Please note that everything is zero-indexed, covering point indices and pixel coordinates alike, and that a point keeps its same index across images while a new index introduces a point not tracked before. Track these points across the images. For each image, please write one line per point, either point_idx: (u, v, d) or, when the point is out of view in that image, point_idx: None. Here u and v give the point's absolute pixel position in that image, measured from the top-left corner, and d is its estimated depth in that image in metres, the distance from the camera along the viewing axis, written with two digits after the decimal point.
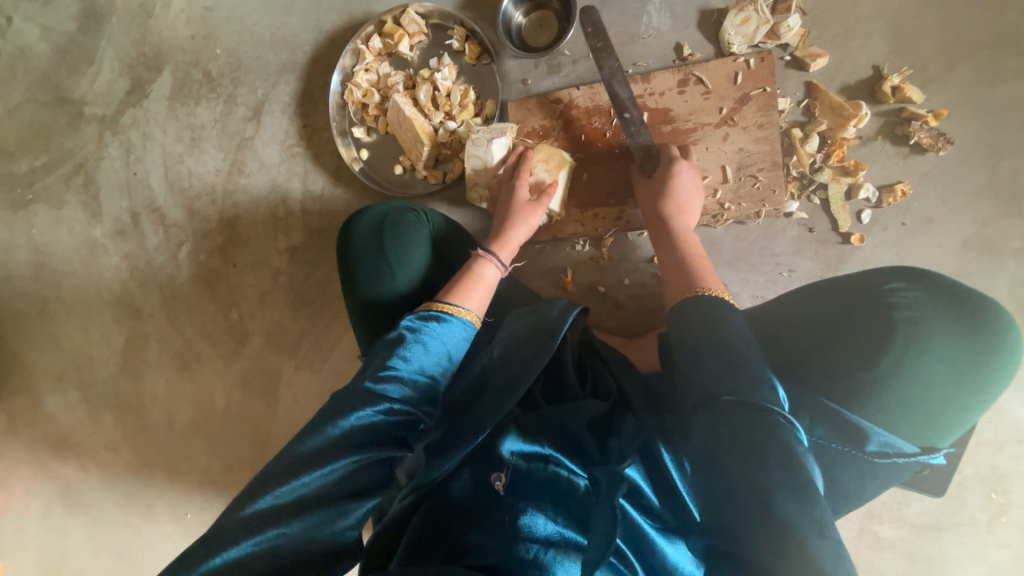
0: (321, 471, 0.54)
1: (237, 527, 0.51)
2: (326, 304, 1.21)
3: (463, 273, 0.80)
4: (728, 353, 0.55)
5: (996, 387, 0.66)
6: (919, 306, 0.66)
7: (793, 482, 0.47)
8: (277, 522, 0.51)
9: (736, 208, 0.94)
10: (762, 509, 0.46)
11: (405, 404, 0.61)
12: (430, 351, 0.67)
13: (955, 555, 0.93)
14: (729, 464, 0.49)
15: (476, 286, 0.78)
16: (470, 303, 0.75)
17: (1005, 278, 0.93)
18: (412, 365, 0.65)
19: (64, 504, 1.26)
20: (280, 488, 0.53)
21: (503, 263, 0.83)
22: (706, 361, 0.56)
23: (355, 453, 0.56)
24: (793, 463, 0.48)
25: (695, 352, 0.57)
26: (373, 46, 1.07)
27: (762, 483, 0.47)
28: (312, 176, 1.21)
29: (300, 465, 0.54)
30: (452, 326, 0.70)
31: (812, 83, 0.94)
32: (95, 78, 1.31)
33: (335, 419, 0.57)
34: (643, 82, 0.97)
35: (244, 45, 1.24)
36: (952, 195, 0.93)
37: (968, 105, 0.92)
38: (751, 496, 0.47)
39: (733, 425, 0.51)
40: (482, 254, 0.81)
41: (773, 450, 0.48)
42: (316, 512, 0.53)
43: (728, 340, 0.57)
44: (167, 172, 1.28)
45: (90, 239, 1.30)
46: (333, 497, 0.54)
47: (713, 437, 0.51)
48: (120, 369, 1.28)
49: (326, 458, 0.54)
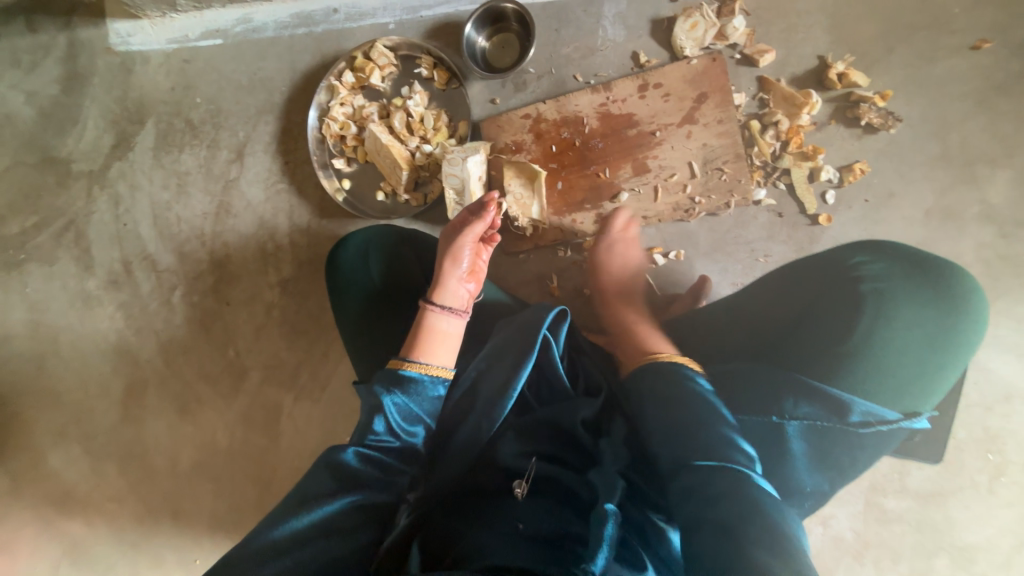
0: (318, 509, 0.56)
1: (238, 563, 0.52)
2: (320, 332, 1.22)
3: (416, 329, 0.77)
4: (690, 418, 0.60)
5: (968, 348, 0.68)
6: (883, 276, 0.68)
7: (766, 526, 0.51)
8: (275, 559, 0.52)
9: (705, 201, 0.98)
10: (740, 529, 0.50)
11: (387, 459, 0.64)
12: (400, 414, 0.66)
13: (962, 520, 0.94)
14: (702, 533, 0.52)
15: (431, 339, 0.76)
16: (432, 358, 0.73)
17: (971, 242, 0.96)
18: (386, 424, 0.65)
19: (71, 561, 1.25)
20: (280, 526, 0.55)
21: (454, 308, 0.80)
22: (674, 432, 0.60)
23: (348, 492, 0.59)
24: (759, 519, 0.51)
25: (660, 421, 0.62)
26: (346, 81, 1.12)
27: (733, 502, 0.52)
28: (297, 210, 1.24)
29: (301, 504, 0.57)
30: (419, 385, 0.69)
31: (763, 77, 0.99)
32: (80, 136, 1.35)
33: (330, 459, 0.61)
34: (605, 91, 1.02)
35: (223, 92, 1.29)
36: (909, 168, 0.97)
37: (912, 83, 0.97)
38: (732, 516, 0.51)
39: (703, 489, 0.54)
40: (427, 304, 0.78)
41: (742, 509, 0.52)
42: (315, 546, 0.54)
43: (683, 403, 0.62)
44: (156, 220, 1.31)
45: (84, 292, 1.32)
46: (331, 530, 0.56)
47: (688, 506, 0.55)
48: (121, 419, 1.28)
49: (323, 497, 0.57)
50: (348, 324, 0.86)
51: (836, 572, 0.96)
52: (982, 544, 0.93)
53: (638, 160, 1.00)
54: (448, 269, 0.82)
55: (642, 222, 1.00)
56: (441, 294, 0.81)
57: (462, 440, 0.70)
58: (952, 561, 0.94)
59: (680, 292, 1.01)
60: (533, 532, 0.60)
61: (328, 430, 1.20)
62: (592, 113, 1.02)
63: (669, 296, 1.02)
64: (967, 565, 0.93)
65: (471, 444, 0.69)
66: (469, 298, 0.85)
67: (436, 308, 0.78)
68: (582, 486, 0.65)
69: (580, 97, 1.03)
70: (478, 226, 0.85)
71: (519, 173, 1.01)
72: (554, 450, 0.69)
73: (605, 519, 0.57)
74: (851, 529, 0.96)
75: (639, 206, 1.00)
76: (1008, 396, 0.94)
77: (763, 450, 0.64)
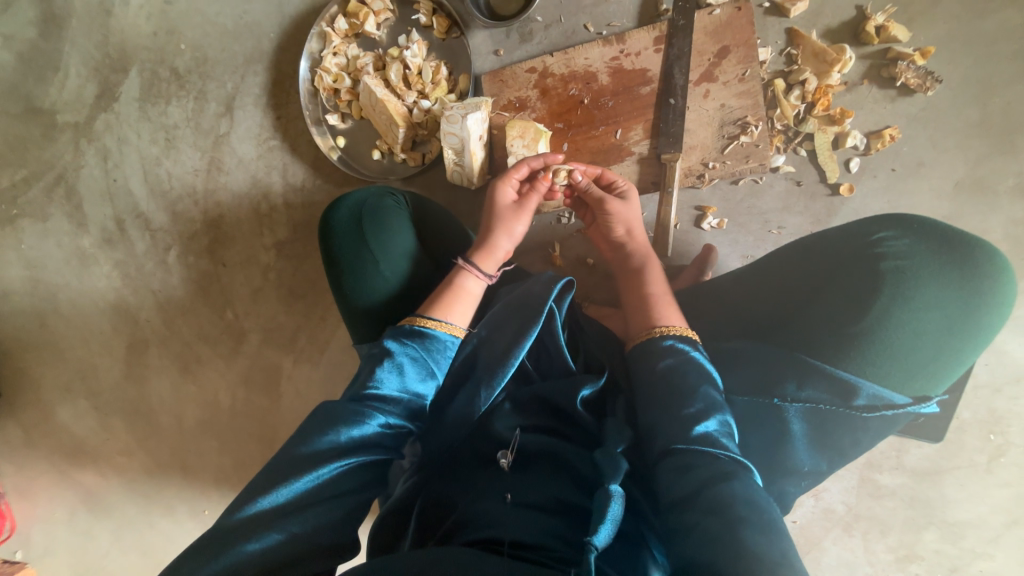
0: (308, 477, 0.55)
1: (227, 536, 0.51)
2: (318, 296, 1.21)
3: (444, 286, 0.76)
4: (686, 391, 0.60)
5: (987, 333, 0.65)
6: (907, 254, 0.64)
7: (755, 519, 0.50)
8: (265, 529, 0.52)
9: (720, 166, 0.92)
10: (713, 517, 0.50)
11: (393, 419, 0.62)
12: (410, 368, 0.66)
13: (955, 497, 0.94)
14: (695, 509, 0.52)
15: (460, 299, 0.75)
16: (454, 317, 0.72)
17: (1000, 217, 0.90)
18: (393, 381, 0.64)
19: (86, 510, 1.30)
20: (269, 494, 0.54)
21: (491, 274, 0.79)
22: (665, 406, 0.60)
23: (344, 459, 0.57)
24: (752, 502, 0.51)
25: (650, 393, 0.62)
26: (339, 28, 1.04)
27: (716, 488, 0.52)
28: (291, 169, 1.19)
29: (290, 470, 0.55)
30: (432, 339, 0.68)
31: (793, 30, 0.91)
32: (63, 85, 1.28)
33: (326, 428, 0.58)
34: (618, 43, 0.94)
35: (209, 38, 1.21)
36: (942, 136, 0.90)
37: (957, 39, 0.89)
38: (704, 499, 0.52)
39: (698, 467, 0.55)
40: (464, 265, 0.77)
41: (735, 492, 0.52)
42: (305, 514, 0.53)
43: (690, 375, 0.62)
44: (146, 176, 1.26)
45: (79, 250, 1.30)
46: (323, 498, 0.55)
47: (680, 481, 0.55)
48: (124, 376, 1.29)
49: (316, 463, 0.56)
50: (341, 290, 0.83)
51: (824, 541, 0.98)
52: (973, 521, 0.94)
53: (650, 121, 0.93)
54: (496, 235, 0.81)
55: (651, 189, 0.94)
56: (483, 260, 0.79)
57: (456, 411, 0.68)
58: (941, 536, 0.95)
59: (687, 263, 0.98)
60: (526, 502, 0.60)
61: (327, 393, 1.20)
62: (603, 68, 0.95)
63: (674, 267, 0.98)
64: (955, 539, 0.94)
65: (466, 415, 0.68)
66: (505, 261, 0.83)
67: (478, 274, 0.77)
68: (583, 460, 0.64)
69: (591, 50, 0.95)
70: (536, 201, 0.83)
71: (523, 134, 0.91)
72: (552, 422, 0.69)
73: (611, 499, 0.54)
74: (842, 503, 0.97)
75: (649, 173, 0.94)
76: (1018, 379, 0.92)
77: (758, 424, 0.64)
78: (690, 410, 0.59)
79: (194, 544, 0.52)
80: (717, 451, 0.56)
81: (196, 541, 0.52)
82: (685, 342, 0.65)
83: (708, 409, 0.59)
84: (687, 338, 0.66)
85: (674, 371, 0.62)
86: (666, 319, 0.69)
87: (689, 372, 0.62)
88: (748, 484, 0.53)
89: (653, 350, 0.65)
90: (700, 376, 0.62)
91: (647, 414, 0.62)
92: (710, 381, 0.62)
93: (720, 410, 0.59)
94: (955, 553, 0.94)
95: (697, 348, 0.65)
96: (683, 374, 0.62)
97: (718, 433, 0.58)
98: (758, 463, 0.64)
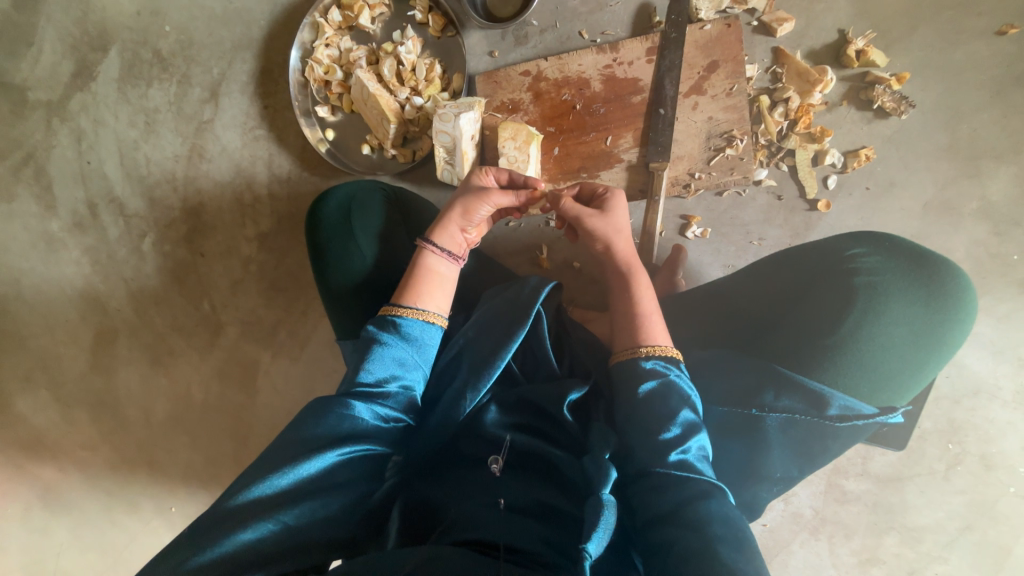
0: (302, 466, 0.54)
1: (218, 524, 0.50)
2: (300, 290, 1.18)
3: (412, 270, 0.76)
4: (667, 412, 0.61)
5: (948, 351, 0.69)
6: (879, 270, 0.68)
7: (731, 539, 0.52)
8: (257, 518, 0.51)
9: (706, 177, 0.94)
10: (693, 532, 0.52)
11: (386, 411, 0.62)
12: (394, 360, 0.65)
13: (915, 503, 0.99)
14: (674, 527, 0.53)
15: (426, 281, 0.74)
16: (426, 303, 0.72)
17: (963, 238, 0.95)
18: (379, 373, 0.64)
19: (44, 505, 1.24)
20: (261, 482, 0.53)
21: (451, 253, 0.78)
22: (649, 435, 0.61)
23: (340, 447, 0.56)
24: (729, 521, 0.53)
25: (630, 413, 0.63)
26: (333, 20, 1.03)
27: (695, 507, 0.54)
28: (277, 160, 1.17)
29: (283, 459, 0.54)
30: (414, 333, 0.68)
31: (779, 49, 0.95)
32: (36, 61, 1.23)
33: (315, 419, 0.57)
34: (611, 51, 0.95)
35: (195, 22, 1.18)
36: (914, 158, 0.95)
37: (929, 68, 0.94)
38: (685, 518, 0.53)
39: (673, 488, 0.56)
40: (424, 244, 0.76)
41: (711, 511, 0.54)
42: (299, 505, 0.53)
43: (665, 406, 0.62)
44: (123, 160, 1.22)
45: (47, 233, 1.24)
46: (318, 488, 0.54)
47: (658, 500, 0.56)
48: (91, 367, 1.24)
49: (310, 452, 0.55)
50: (328, 287, 0.82)
51: (792, 544, 1.01)
52: (931, 526, 0.98)
53: (640, 130, 0.95)
54: (455, 215, 0.79)
55: (639, 197, 0.96)
56: (440, 237, 0.78)
57: (441, 412, 0.68)
58: (901, 540, 0.99)
59: (658, 265, 1.00)
60: (516, 507, 0.60)
61: (306, 388, 1.18)
62: (596, 75, 0.96)
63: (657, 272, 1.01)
64: (914, 544, 0.99)
65: (449, 417, 0.67)
66: (467, 245, 0.82)
67: (435, 250, 0.76)
68: (571, 466, 0.63)
69: (584, 57, 0.97)
70: (504, 199, 0.80)
71: (515, 135, 0.92)
72: (537, 424, 0.68)
73: (604, 507, 0.54)
74: (810, 507, 1.01)
75: (637, 180, 0.96)
76: (975, 392, 0.97)
77: (739, 433, 0.65)
78: (671, 432, 0.60)
79: (185, 533, 0.50)
80: (694, 475, 0.58)
81: (182, 533, 0.50)
82: (671, 366, 0.65)
83: (689, 429, 0.60)
84: (670, 357, 0.66)
85: (658, 390, 0.63)
86: (654, 339, 0.68)
87: (672, 394, 0.63)
88: (725, 504, 0.56)
89: (636, 370, 0.65)
90: (680, 399, 0.62)
91: (633, 429, 0.62)
92: (688, 403, 0.63)
93: (697, 432, 0.61)
94: (914, 557, 0.99)
95: (678, 370, 0.65)
96: (670, 391, 0.63)
97: (695, 457, 0.59)
98: (732, 469, 0.66)
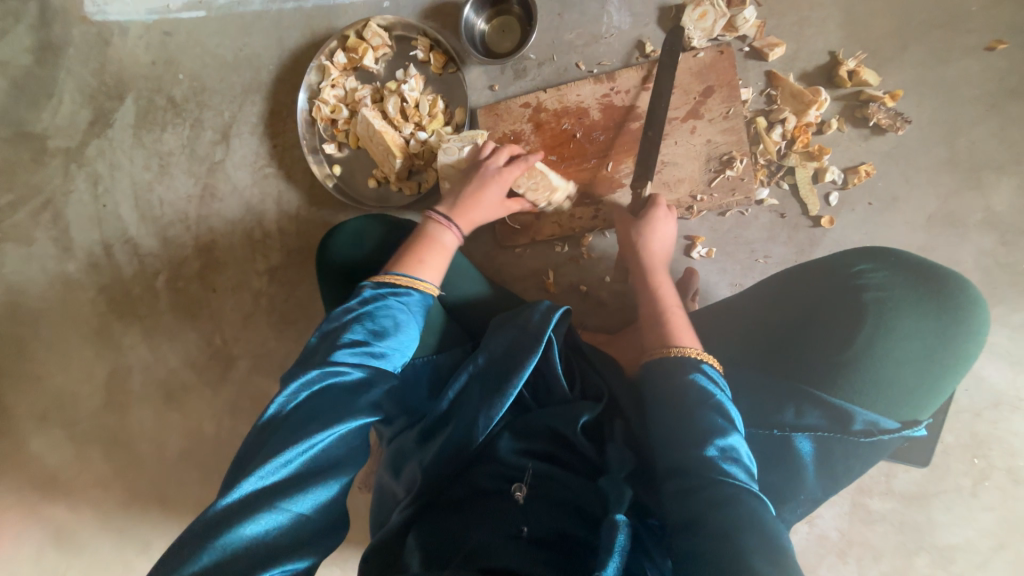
0: (298, 449, 0.53)
1: (217, 522, 0.49)
2: (310, 322, 1.20)
3: (417, 240, 0.79)
4: (698, 410, 0.58)
5: (964, 364, 0.68)
6: (887, 285, 0.68)
7: (762, 547, 0.49)
8: (258, 509, 0.50)
9: (708, 199, 0.96)
10: (710, 535, 0.50)
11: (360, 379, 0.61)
12: (364, 330, 0.64)
13: (943, 521, 0.96)
14: (698, 536, 0.51)
15: (430, 251, 0.78)
16: (424, 271, 0.74)
17: (970, 248, 0.95)
18: (349, 342, 0.62)
19: (56, 546, 1.23)
20: (256, 474, 0.51)
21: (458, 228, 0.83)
22: (675, 430, 0.58)
23: (335, 425, 0.56)
24: (755, 530, 0.50)
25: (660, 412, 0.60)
26: (338, 62, 1.07)
27: (718, 514, 0.51)
28: (286, 196, 1.20)
29: (279, 444, 0.53)
30: (411, 297, 0.69)
31: (772, 72, 0.97)
32: (56, 111, 1.28)
33: (296, 394, 0.57)
34: (608, 81, 0.99)
35: (207, 68, 1.23)
36: (914, 171, 0.96)
37: (923, 84, 0.96)
38: (708, 527, 0.51)
39: (718, 486, 0.53)
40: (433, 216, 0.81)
41: (745, 515, 0.51)
42: (301, 494, 0.52)
43: (685, 400, 0.59)
44: (137, 202, 1.25)
45: (63, 275, 1.27)
46: (316, 471, 0.54)
47: (682, 507, 0.54)
48: (105, 405, 1.25)
49: (309, 433, 0.54)
50: None
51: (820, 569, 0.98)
52: (961, 545, 0.95)
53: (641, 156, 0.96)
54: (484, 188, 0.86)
55: None
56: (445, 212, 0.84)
57: (455, 436, 0.68)
58: (932, 561, 0.96)
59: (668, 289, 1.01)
60: (537, 536, 0.59)
61: None
62: (593, 105, 0.99)
63: None
64: (946, 564, 0.95)
65: (462, 445, 0.67)
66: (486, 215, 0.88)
67: (436, 221, 0.81)
68: (593, 499, 0.62)
69: (582, 87, 1.00)
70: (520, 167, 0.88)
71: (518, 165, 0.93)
72: (550, 449, 0.68)
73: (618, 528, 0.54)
74: (835, 528, 0.98)
75: None
76: (996, 404, 0.96)
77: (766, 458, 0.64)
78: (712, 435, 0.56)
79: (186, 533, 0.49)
80: (727, 477, 0.54)
81: (179, 539, 0.49)
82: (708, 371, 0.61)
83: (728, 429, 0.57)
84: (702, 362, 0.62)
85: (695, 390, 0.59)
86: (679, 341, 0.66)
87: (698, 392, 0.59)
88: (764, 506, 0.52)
89: (668, 369, 0.63)
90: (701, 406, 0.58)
91: (665, 433, 0.59)
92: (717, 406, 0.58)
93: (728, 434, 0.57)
94: None
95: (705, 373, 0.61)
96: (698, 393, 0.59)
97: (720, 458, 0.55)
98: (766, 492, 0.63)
